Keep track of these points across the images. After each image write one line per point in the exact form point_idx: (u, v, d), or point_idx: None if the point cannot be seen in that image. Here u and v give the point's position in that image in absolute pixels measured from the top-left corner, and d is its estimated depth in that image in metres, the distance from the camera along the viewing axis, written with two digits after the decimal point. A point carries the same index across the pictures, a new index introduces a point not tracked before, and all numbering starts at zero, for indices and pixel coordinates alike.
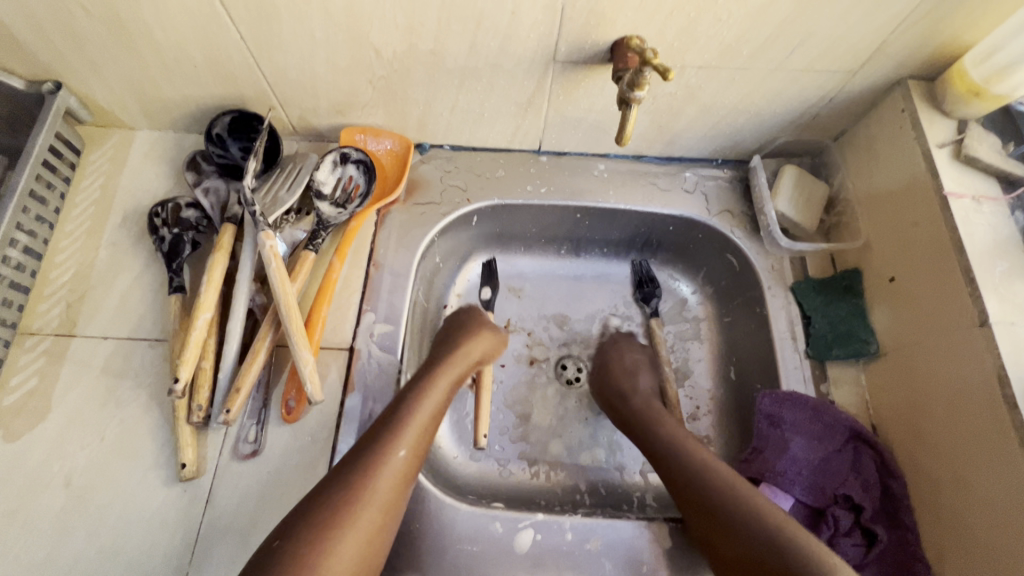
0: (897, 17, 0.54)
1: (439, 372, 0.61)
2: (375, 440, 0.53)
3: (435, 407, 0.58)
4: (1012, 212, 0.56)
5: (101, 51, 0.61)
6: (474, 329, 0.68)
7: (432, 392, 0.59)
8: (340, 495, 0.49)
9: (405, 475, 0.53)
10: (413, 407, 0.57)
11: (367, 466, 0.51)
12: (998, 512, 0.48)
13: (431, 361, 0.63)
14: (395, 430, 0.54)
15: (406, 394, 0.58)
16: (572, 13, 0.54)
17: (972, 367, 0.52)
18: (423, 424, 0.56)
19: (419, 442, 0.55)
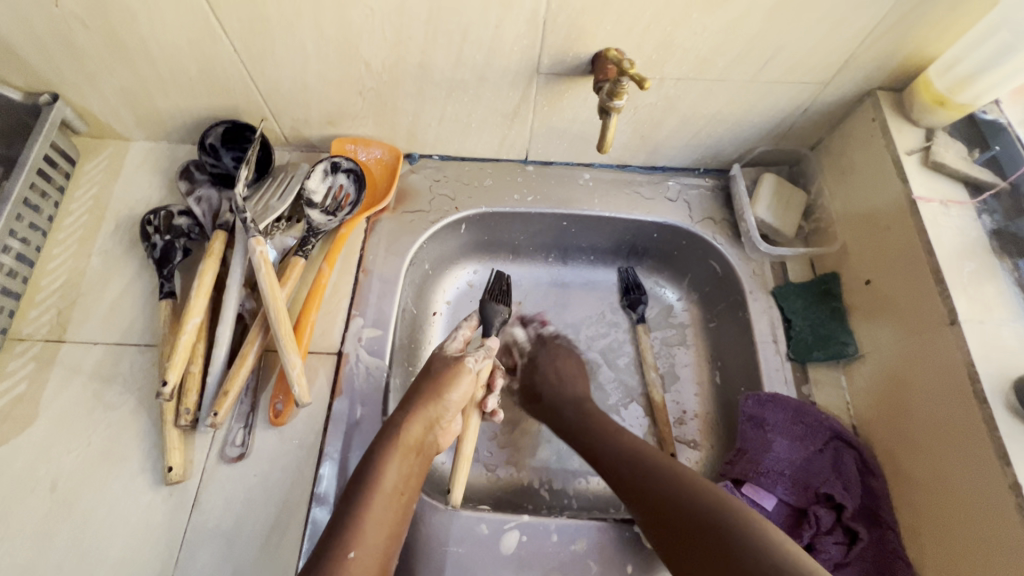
0: (863, 31, 0.56)
1: (392, 450, 0.55)
2: (327, 545, 0.48)
3: (390, 494, 0.52)
4: (980, 216, 0.58)
5: (98, 63, 0.63)
6: (432, 385, 0.59)
7: (384, 477, 0.53)
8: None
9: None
10: (364, 499, 0.51)
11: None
12: (975, 508, 0.49)
13: (382, 433, 0.56)
14: (345, 531, 0.49)
15: (355, 485, 0.52)
16: (553, 27, 0.57)
17: (944, 365, 0.53)
18: (380, 517, 0.51)
19: (376, 540, 0.50)
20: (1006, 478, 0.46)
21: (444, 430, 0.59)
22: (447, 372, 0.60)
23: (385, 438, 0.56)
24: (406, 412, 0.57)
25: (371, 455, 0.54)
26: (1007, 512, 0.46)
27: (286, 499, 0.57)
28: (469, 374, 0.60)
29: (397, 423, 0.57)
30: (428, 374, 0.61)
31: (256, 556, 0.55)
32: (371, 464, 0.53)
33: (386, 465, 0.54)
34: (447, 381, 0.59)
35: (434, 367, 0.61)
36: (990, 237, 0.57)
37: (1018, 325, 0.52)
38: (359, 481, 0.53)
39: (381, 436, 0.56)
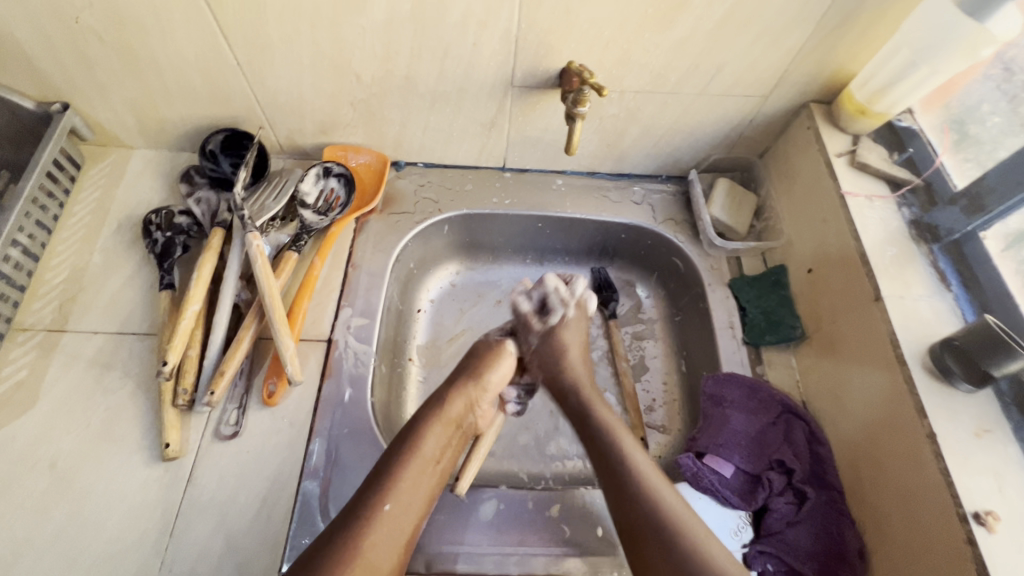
0: (792, 50, 0.65)
1: (434, 422, 0.59)
2: (365, 497, 0.53)
3: (428, 459, 0.57)
4: (899, 209, 0.66)
5: (109, 75, 0.69)
6: (476, 365, 0.66)
7: (424, 444, 0.57)
8: (330, 558, 0.49)
9: (396, 531, 0.52)
10: (403, 460, 0.56)
11: (356, 528, 0.51)
12: (901, 459, 0.54)
13: (429, 405, 0.61)
14: (383, 486, 0.53)
15: (397, 447, 0.57)
16: (524, 45, 0.64)
17: (872, 336, 0.60)
18: (416, 478, 0.55)
19: (411, 500, 0.54)
20: (923, 428, 0.52)
21: (482, 410, 0.65)
22: (490, 355, 0.67)
23: (429, 410, 0.61)
24: (452, 389, 0.63)
25: (415, 423, 0.60)
26: (926, 457, 0.52)
27: (278, 473, 0.61)
28: (506, 360, 0.67)
29: (441, 398, 0.62)
30: (472, 357, 0.67)
31: (248, 525, 0.58)
32: (413, 431, 0.58)
33: (428, 432, 0.58)
34: (490, 363, 0.66)
35: (480, 350, 0.67)
36: (909, 226, 0.65)
37: (933, 300, 0.59)
38: (400, 444, 0.57)
39: (426, 407, 0.61)
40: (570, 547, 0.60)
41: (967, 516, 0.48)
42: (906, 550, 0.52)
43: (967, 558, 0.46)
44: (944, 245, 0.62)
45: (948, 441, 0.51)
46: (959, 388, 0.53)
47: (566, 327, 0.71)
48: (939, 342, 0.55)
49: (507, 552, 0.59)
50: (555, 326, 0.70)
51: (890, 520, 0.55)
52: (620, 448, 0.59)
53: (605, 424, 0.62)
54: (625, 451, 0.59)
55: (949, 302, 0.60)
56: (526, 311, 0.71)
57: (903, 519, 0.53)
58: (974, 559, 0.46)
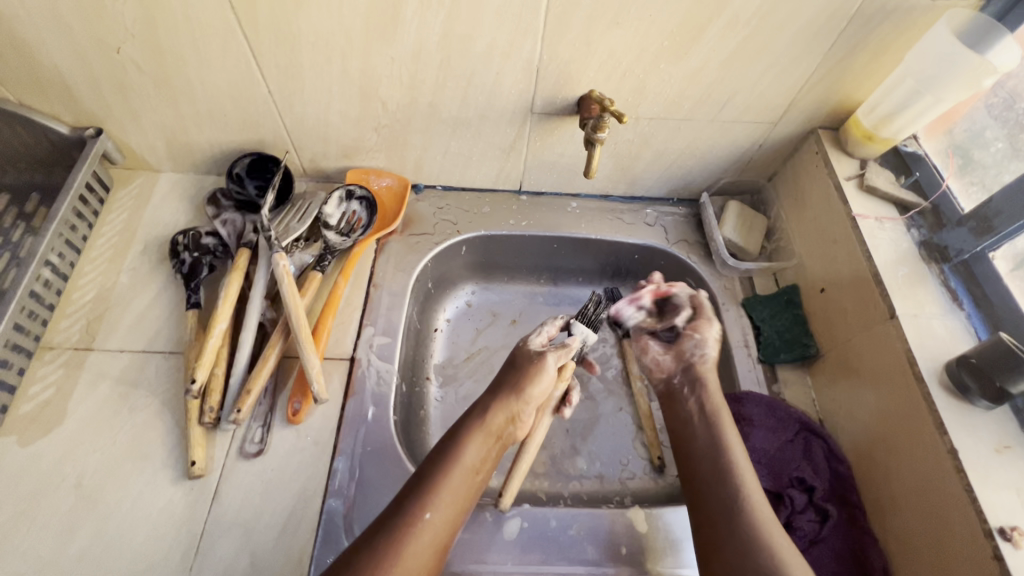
0: (801, 79, 0.68)
1: (476, 431, 0.61)
2: (406, 503, 0.54)
3: (469, 469, 0.58)
4: (908, 230, 0.68)
5: (144, 101, 0.71)
6: (517, 376, 0.65)
7: (465, 454, 0.59)
8: (369, 563, 0.50)
9: (433, 538, 0.53)
10: (444, 469, 0.57)
11: (396, 533, 0.52)
12: (924, 477, 0.55)
13: (472, 414, 0.63)
14: (424, 493, 0.55)
15: (439, 456, 0.59)
16: (544, 74, 0.67)
17: (888, 353, 0.61)
18: (456, 487, 0.57)
19: (449, 508, 0.55)
20: (944, 444, 0.53)
21: (522, 423, 0.65)
22: (531, 368, 0.65)
23: (472, 420, 0.62)
24: (495, 400, 0.63)
25: (457, 432, 0.61)
26: (948, 474, 0.52)
27: (302, 491, 0.61)
28: (549, 372, 0.65)
29: (484, 408, 0.63)
30: (512, 367, 0.66)
31: (273, 544, 0.58)
32: (456, 440, 0.60)
33: (470, 442, 0.60)
34: (531, 376, 0.65)
35: (522, 361, 0.66)
36: (918, 247, 0.67)
37: (945, 319, 0.61)
38: (442, 454, 0.59)
39: (469, 417, 0.63)
40: (594, 566, 0.60)
41: (993, 532, 0.48)
42: (931, 568, 0.53)
43: (994, 574, 0.47)
44: (954, 265, 0.64)
45: (969, 457, 0.52)
46: (977, 405, 0.55)
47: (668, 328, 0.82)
48: (955, 359, 0.56)
49: (531, 571, 0.59)
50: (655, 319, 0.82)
51: (913, 539, 0.55)
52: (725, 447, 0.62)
53: (712, 422, 0.64)
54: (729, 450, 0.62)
55: (961, 321, 0.61)
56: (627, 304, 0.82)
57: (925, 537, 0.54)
58: (1002, 574, 0.46)
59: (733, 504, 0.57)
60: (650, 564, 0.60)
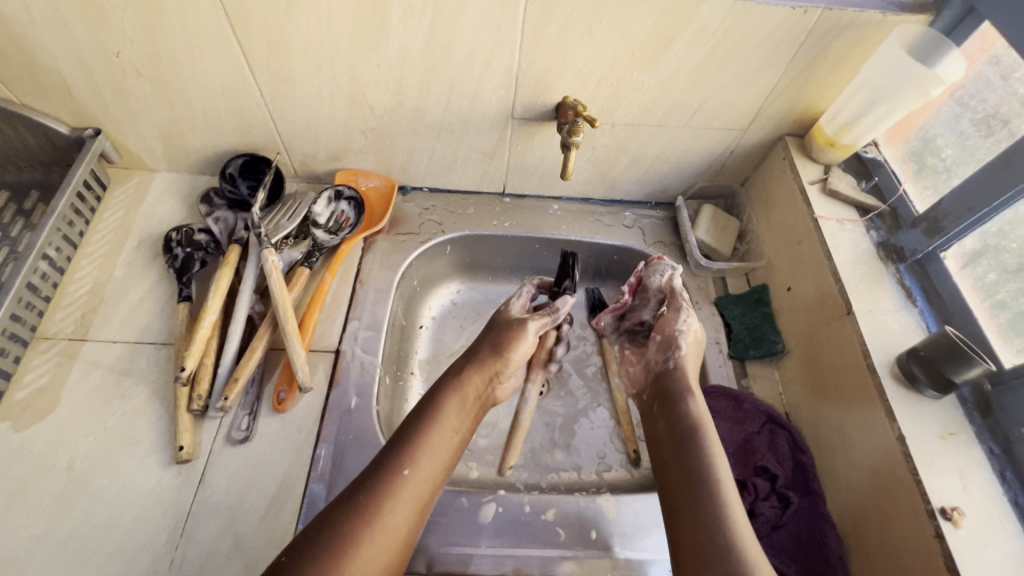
0: (766, 88, 0.72)
1: (454, 393, 0.64)
2: (387, 461, 0.56)
3: (448, 429, 0.61)
4: (867, 231, 0.72)
5: (142, 104, 0.75)
6: (499, 339, 0.69)
7: (443, 416, 0.61)
8: (351, 518, 0.52)
9: (415, 495, 0.55)
10: (423, 429, 0.59)
11: (376, 490, 0.54)
12: (876, 463, 0.58)
13: (450, 380, 0.66)
14: (404, 453, 0.57)
15: (417, 418, 0.61)
16: (523, 81, 0.71)
17: (845, 346, 0.64)
18: (436, 445, 0.59)
19: (428, 465, 0.57)
20: (893, 431, 0.56)
21: (499, 382, 0.69)
22: (511, 334, 0.69)
23: (450, 384, 0.65)
24: (474, 365, 0.67)
25: (435, 396, 0.64)
26: (897, 458, 0.55)
27: (286, 476, 0.64)
28: (530, 338, 0.70)
29: (462, 373, 0.66)
30: (489, 332, 0.71)
31: (256, 525, 0.60)
32: (434, 404, 0.62)
33: (447, 406, 0.63)
34: (513, 341, 0.69)
35: (498, 325, 0.71)
36: (876, 247, 0.70)
37: (900, 314, 0.64)
38: (420, 417, 0.61)
39: (445, 382, 0.66)
40: (565, 549, 0.62)
41: (935, 512, 0.51)
42: (883, 548, 0.55)
43: (937, 551, 0.50)
44: (909, 264, 0.68)
45: (916, 442, 0.55)
46: (925, 394, 0.58)
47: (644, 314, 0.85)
48: (905, 351, 0.60)
49: (504, 554, 0.62)
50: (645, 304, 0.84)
51: (867, 522, 0.58)
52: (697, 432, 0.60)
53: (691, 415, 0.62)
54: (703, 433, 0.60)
55: (914, 316, 0.65)
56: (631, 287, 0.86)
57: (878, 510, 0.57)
58: (944, 551, 0.49)
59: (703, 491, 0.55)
60: (618, 548, 0.63)
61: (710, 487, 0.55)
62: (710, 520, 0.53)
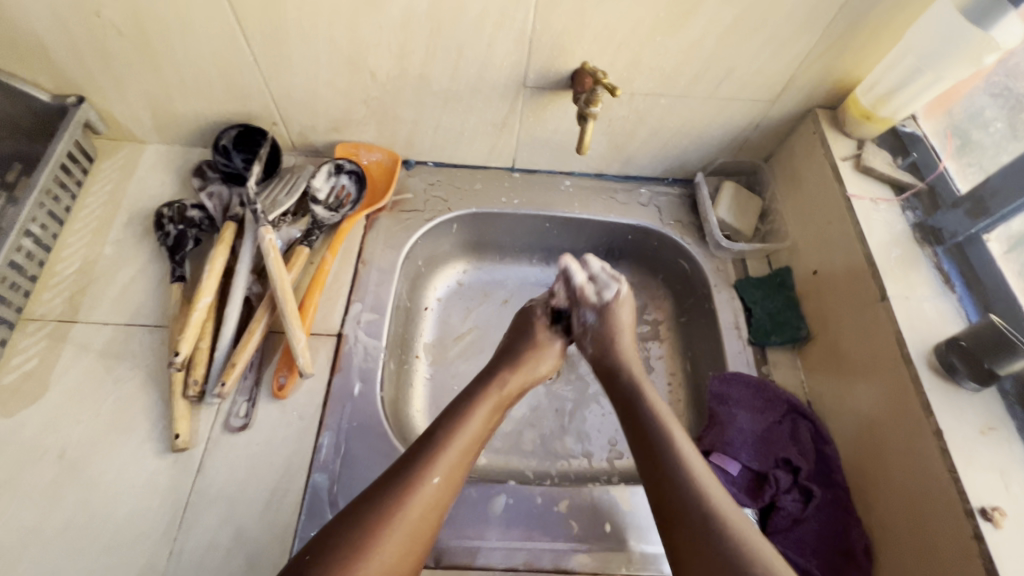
0: (801, 55, 0.66)
1: (485, 397, 0.62)
2: (415, 463, 0.53)
3: (477, 434, 0.59)
4: (903, 212, 0.67)
5: (127, 69, 0.69)
6: (530, 355, 0.69)
7: (474, 422, 0.59)
8: (374, 517, 0.49)
9: (438, 503, 0.53)
10: (456, 433, 0.57)
11: (403, 491, 0.51)
12: (911, 458, 0.55)
13: (486, 382, 0.64)
14: (434, 456, 0.54)
15: (451, 419, 0.58)
16: (538, 45, 0.66)
17: (878, 334, 0.61)
18: (464, 450, 0.56)
19: (455, 469, 0.55)
20: (930, 425, 0.53)
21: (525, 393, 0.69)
22: (539, 346, 0.71)
23: (485, 387, 0.63)
24: (509, 372, 0.66)
25: (469, 399, 0.61)
26: (933, 453, 0.52)
27: (287, 465, 0.61)
28: (554, 347, 0.72)
29: (497, 378, 0.65)
30: (526, 340, 0.71)
31: (257, 516, 0.58)
32: (467, 407, 0.60)
33: (479, 412, 0.60)
34: (541, 351, 0.71)
35: (537, 332, 0.72)
36: (913, 229, 0.66)
37: (937, 301, 0.60)
38: (453, 418, 0.59)
39: (481, 385, 0.64)
40: (579, 542, 0.60)
41: (974, 511, 0.48)
42: (913, 545, 0.53)
43: (976, 554, 0.47)
44: (947, 248, 0.64)
45: (953, 438, 0.52)
46: (966, 387, 0.54)
47: (621, 304, 0.73)
48: (944, 340, 0.56)
49: (515, 547, 0.59)
50: (612, 301, 0.72)
51: (897, 516, 0.55)
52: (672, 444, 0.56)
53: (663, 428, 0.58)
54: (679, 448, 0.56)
55: (953, 303, 0.61)
56: (580, 284, 0.73)
57: (907, 509, 0.54)
58: (983, 553, 0.47)
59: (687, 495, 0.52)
60: (633, 542, 0.61)
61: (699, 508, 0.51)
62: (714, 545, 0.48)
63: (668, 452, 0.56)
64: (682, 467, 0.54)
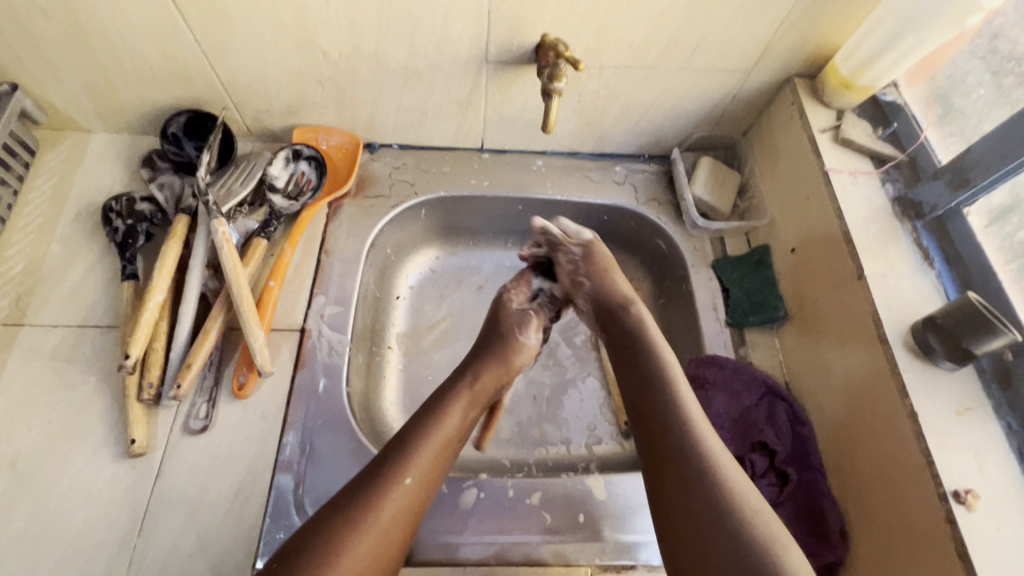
0: (777, 20, 0.63)
1: (457, 394, 0.60)
2: (388, 464, 0.52)
3: (451, 433, 0.57)
4: (883, 184, 0.65)
5: (58, 53, 0.64)
6: (503, 348, 0.66)
7: (449, 419, 0.57)
8: (342, 524, 0.47)
9: (411, 504, 0.51)
10: (431, 432, 0.56)
11: (372, 495, 0.49)
12: (884, 440, 0.54)
13: (459, 378, 0.62)
14: (406, 457, 0.53)
15: (422, 419, 0.57)
16: (497, 16, 0.61)
17: (853, 314, 0.59)
18: (439, 452, 0.55)
19: (428, 471, 0.53)
20: (905, 408, 0.52)
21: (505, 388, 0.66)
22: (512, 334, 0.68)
23: (457, 384, 0.61)
24: (485, 365, 0.64)
25: (443, 397, 0.60)
26: (906, 437, 0.51)
27: (250, 467, 0.59)
28: (531, 344, 0.68)
29: (470, 373, 0.63)
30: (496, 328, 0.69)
31: (220, 520, 0.56)
32: (441, 404, 0.58)
33: (455, 406, 0.59)
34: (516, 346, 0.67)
35: (504, 321, 0.69)
36: (892, 203, 0.64)
37: (915, 278, 0.59)
38: (425, 418, 0.57)
39: (453, 381, 0.62)
40: (551, 534, 0.59)
41: (947, 495, 0.47)
42: (886, 529, 0.52)
43: (949, 540, 0.46)
44: (928, 222, 0.62)
45: (929, 420, 0.51)
46: (942, 366, 0.53)
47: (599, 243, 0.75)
48: (921, 320, 0.55)
49: (487, 541, 0.58)
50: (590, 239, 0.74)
51: (871, 498, 0.55)
52: (691, 431, 0.53)
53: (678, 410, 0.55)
54: (699, 437, 0.52)
55: (931, 280, 0.59)
56: (558, 236, 0.73)
57: (885, 497, 0.53)
58: (955, 540, 0.46)
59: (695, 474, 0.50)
60: (607, 531, 0.60)
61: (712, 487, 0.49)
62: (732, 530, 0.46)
63: (682, 437, 0.53)
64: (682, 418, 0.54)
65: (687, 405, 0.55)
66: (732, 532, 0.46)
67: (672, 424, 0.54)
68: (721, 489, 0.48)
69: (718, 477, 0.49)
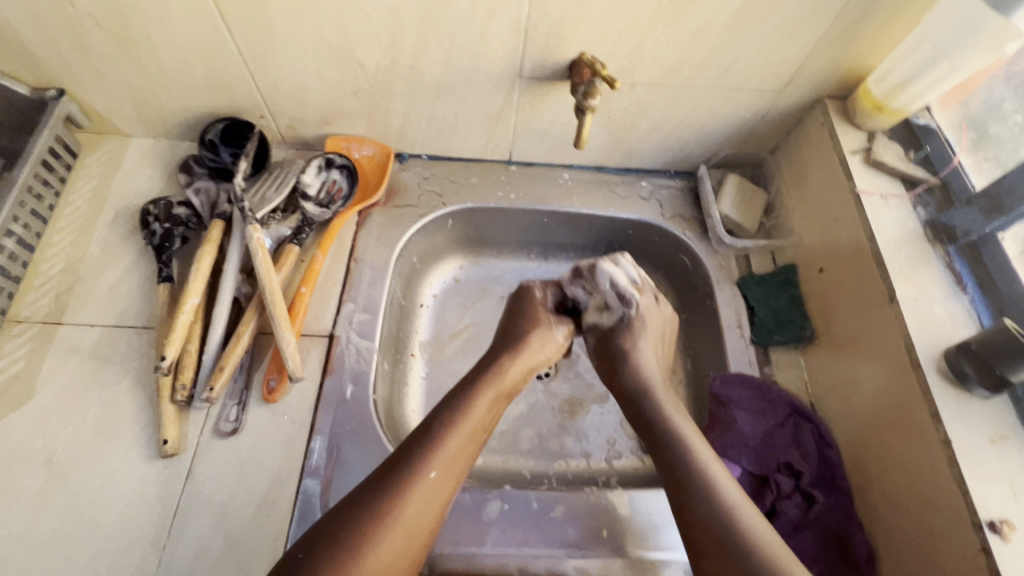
0: (811, 42, 0.63)
1: (484, 386, 0.60)
2: (411, 456, 0.52)
3: (477, 425, 0.57)
4: (915, 208, 0.65)
5: (106, 61, 0.66)
6: (533, 327, 0.68)
7: (474, 409, 0.57)
8: (370, 514, 0.48)
9: (438, 497, 0.51)
10: (454, 423, 0.55)
11: (399, 488, 0.50)
12: (915, 464, 0.53)
13: (484, 372, 0.62)
14: (431, 450, 0.53)
15: (446, 410, 0.57)
16: (534, 34, 0.62)
17: (884, 337, 0.59)
18: (465, 442, 0.55)
19: (455, 464, 0.53)
20: (938, 434, 0.51)
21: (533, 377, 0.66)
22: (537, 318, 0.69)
23: (480, 376, 0.61)
24: (511, 356, 0.64)
25: (468, 387, 0.60)
26: (940, 463, 0.51)
27: (278, 471, 0.60)
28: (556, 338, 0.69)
29: (495, 367, 0.62)
30: (526, 323, 0.68)
31: (248, 522, 0.57)
32: (466, 396, 0.58)
33: (480, 398, 0.59)
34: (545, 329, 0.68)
35: (535, 311, 0.69)
36: (924, 227, 0.64)
37: (948, 303, 0.58)
38: (451, 408, 0.57)
39: (480, 374, 0.61)
40: (575, 549, 0.59)
41: (982, 524, 0.47)
42: (918, 556, 0.52)
43: (981, 565, 0.46)
44: (960, 246, 0.62)
45: (963, 448, 0.50)
46: (975, 393, 0.53)
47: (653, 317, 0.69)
48: (955, 346, 0.54)
49: (510, 553, 0.59)
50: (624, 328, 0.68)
51: (901, 524, 0.54)
52: (693, 454, 0.56)
53: (677, 437, 0.58)
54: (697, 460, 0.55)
55: (963, 305, 0.59)
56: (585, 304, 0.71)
57: (913, 523, 0.53)
58: (989, 567, 0.45)
59: (692, 481, 0.54)
60: (631, 548, 0.60)
61: (712, 495, 0.52)
62: (723, 530, 0.50)
63: (679, 449, 0.57)
64: (674, 430, 0.59)
65: (682, 429, 0.58)
66: (718, 529, 0.50)
67: (667, 440, 0.58)
68: (713, 492, 0.52)
69: (711, 483, 0.53)
